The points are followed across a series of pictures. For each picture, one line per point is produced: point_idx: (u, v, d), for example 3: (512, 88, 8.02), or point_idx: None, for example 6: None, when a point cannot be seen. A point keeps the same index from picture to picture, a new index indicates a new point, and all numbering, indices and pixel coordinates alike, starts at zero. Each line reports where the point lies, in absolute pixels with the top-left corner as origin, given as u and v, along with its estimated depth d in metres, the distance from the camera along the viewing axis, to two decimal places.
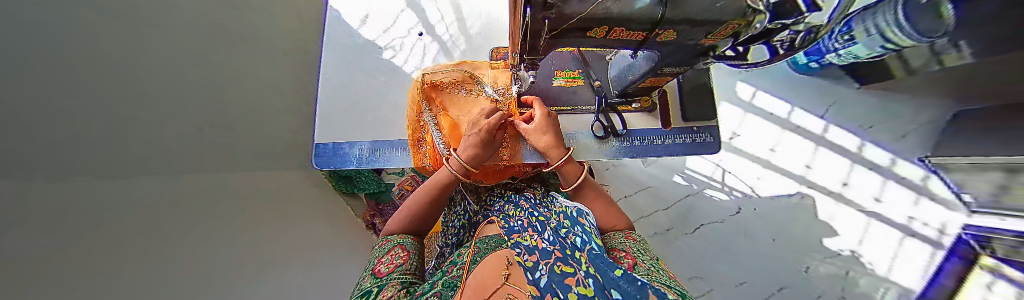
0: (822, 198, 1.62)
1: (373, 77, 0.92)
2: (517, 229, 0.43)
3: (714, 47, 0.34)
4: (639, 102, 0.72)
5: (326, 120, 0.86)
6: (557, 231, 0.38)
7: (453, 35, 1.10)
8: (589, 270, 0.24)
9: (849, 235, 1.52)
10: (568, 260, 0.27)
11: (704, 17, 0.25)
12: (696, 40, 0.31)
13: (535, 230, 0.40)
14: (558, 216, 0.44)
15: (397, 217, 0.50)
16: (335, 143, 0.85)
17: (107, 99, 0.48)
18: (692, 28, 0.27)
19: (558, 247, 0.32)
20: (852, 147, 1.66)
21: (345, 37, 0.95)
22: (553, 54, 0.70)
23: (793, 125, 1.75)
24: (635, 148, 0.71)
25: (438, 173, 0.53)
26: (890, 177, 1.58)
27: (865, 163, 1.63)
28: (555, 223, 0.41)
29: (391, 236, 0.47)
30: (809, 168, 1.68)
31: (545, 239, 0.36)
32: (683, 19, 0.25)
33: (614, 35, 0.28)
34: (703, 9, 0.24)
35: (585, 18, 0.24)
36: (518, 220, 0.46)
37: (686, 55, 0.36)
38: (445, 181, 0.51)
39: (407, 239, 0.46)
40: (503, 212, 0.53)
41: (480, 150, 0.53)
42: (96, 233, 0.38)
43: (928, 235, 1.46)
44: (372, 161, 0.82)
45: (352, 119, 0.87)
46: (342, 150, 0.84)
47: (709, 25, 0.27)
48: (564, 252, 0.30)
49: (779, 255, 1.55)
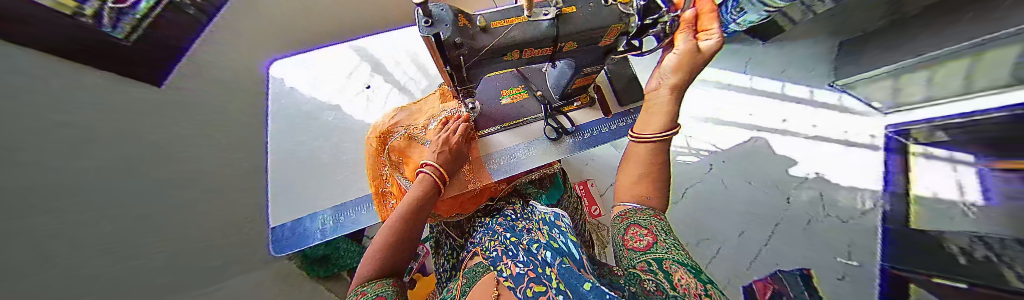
0: (772, 138, 1.79)
1: (325, 137, 0.92)
2: (496, 259, 0.41)
3: (612, 48, 0.56)
4: (579, 100, 0.79)
5: (278, 194, 0.82)
6: (528, 250, 0.40)
7: (411, 79, 1.13)
8: (555, 282, 0.28)
9: (806, 163, 1.62)
10: (540, 279, 0.30)
11: (580, 31, 0.45)
12: (588, 43, 0.50)
13: (510, 255, 0.41)
14: (537, 234, 0.45)
15: (362, 271, 0.39)
16: (295, 221, 0.80)
17: None
18: (576, 38, 0.47)
19: (530, 268, 0.34)
20: (775, 88, 1.87)
21: (294, 103, 0.97)
22: (496, 78, 0.80)
23: (725, 85, 2.09)
24: (587, 141, 0.75)
25: (412, 190, 0.51)
26: (815, 104, 1.70)
27: (791, 101, 1.89)
28: (526, 242, 0.43)
29: (369, 283, 0.37)
30: (751, 116, 1.93)
31: (518, 263, 0.37)
32: (567, 35, 0.45)
33: (526, 53, 0.49)
34: (576, 29, 0.44)
35: (494, 44, 0.44)
36: (499, 248, 0.44)
37: (596, 59, 0.58)
38: (419, 194, 0.50)
39: (386, 287, 0.36)
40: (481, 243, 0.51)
41: (452, 165, 0.58)
42: None
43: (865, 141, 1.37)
44: (337, 227, 0.77)
45: (303, 185, 0.84)
46: (304, 226, 0.79)
47: (586, 33, 0.46)
48: (536, 270, 0.33)
49: (759, 200, 1.67)
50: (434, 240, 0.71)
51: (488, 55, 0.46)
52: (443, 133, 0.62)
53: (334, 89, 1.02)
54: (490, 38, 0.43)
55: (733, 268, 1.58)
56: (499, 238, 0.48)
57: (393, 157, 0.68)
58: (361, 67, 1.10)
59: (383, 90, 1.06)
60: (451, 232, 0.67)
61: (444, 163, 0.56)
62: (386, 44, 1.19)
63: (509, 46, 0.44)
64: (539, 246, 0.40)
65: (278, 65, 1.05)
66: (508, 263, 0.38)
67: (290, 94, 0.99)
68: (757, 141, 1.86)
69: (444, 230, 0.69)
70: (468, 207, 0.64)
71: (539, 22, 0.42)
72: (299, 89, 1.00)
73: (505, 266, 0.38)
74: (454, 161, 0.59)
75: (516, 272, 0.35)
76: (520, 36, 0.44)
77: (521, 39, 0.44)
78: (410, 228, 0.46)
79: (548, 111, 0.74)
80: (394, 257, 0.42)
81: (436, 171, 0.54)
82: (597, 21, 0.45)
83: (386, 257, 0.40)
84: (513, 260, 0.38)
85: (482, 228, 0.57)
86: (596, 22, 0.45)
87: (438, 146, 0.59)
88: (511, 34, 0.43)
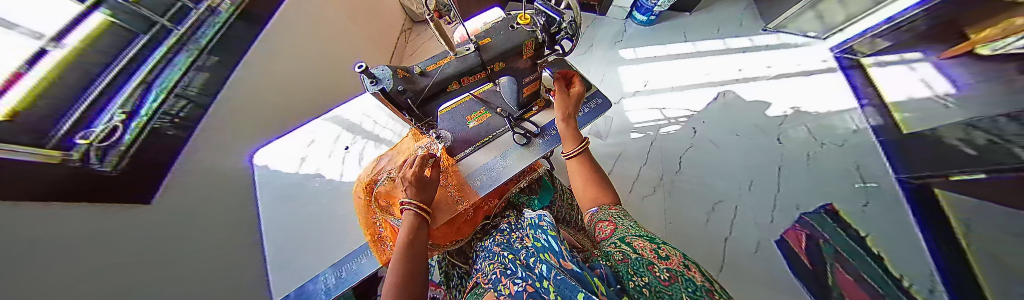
0: (736, 87, 1.95)
1: (318, 206, 0.93)
2: (490, 275, 0.42)
3: (539, 57, 0.77)
4: (536, 106, 0.91)
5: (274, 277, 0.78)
6: (517, 262, 0.38)
7: (388, 131, 1.20)
8: (540, 283, 0.27)
9: (779, 101, 1.80)
10: (526, 277, 0.29)
11: (494, 56, 0.67)
12: (510, 61, 0.71)
13: (503, 267, 0.40)
14: (529, 249, 0.40)
15: None
16: (298, 288, 0.76)
17: None
18: (495, 62, 0.69)
19: (516, 274, 0.32)
20: (722, 46, 2.16)
21: (284, 184, 1.01)
22: (459, 108, 0.89)
23: (673, 55, 2.22)
24: (555, 136, 0.80)
25: (403, 227, 0.52)
26: (769, 46, 2.06)
27: (738, 50, 2.11)
28: (516, 257, 0.41)
29: None
30: (710, 74, 2.06)
31: (507, 273, 0.35)
32: (489, 61, 0.68)
33: (467, 81, 0.71)
34: (493, 54, 0.67)
35: (438, 81, 0.65)
36: (495, 271, 0.41)
37: (531, 69, 0.79)
38: (410, 228, 0.52)
39: None
40: (484, 266, 0.51)
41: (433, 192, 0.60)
42: None
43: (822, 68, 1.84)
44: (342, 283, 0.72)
45: (299, 261, 0.81)
46: (307, 291, 0.74)
47: (500, 57, 0.68)
48: (524, 272, 0.32)
49: (748, 145, 1.71)
50: (442, 276, 0.71)
51: (436, 89, 0.67)
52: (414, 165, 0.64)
53: (320, 160, 1.08)
54: (434, 77, 0.64)
55: (757, 222, 1.45)
56: (499, 258, 0.47)
57: (382, 202, 0.70)
58: (341, 135, 1.17)
59: (363, 149, 1.11)
60: (456, 261, 0.68)
61: (424, 192, 0.58)
62: (358, 108, 1.27)
63: (448, 79, 0.66)
64: (533, 260, 0.34)
65: (259, 155, 1.09)
66: (499, 285, 0.31)
67: (278, 176, 1.03)
68: (726, 93, 1.95)
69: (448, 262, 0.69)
70: (466, 233, 0.66)
71: (465, 56, 0.65)
72: (285, 170, 1.05)
73: (497, 289, 0.31)
74: (432, 189, 0.61)
75: (503, 281, 0.33)
76: (456, 70, 0.66)
77: (457, 73, 0.66)
78: (412, 264, 0.45)
79: (512, 122, 0.83)
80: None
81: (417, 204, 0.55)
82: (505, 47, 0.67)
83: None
84: (503, 283, 0.31)
85: (483, 251, 0.58)
86: (505, 47, 0.67)
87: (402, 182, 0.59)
88: (448, 70, 0.65)
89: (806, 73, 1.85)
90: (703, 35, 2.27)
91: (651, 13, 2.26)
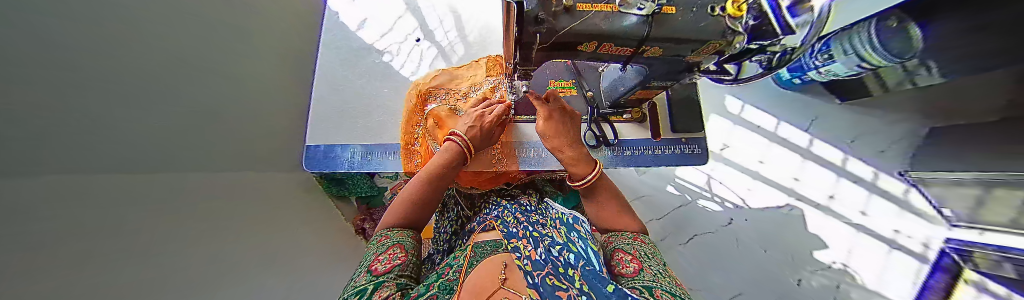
0: (812, 211, 1.59)
1: (368, 78, 0.94)
2: (515, 236, 0.42)
3: (699, 64, 0.47)
4: (630, 112, 0.82)
5: (313, 124, 0.86)
6: (548, 249, 0.37)
7: (450, 43, 1.10)
8: (582, 290, 0.24)
9: (838, 246, 1.43)
10: (561, 277, 0.27)
11: (692, 33, 0.36)
12: (685, 55, 0.42)
13: (529, 243, 0.39)
14: (567, 247, 0.38)
15: (393, 214, 0.48)
16: (325, 146, 0.84)
17: (72, 81, 0.49)
18: (675, 45, 0.38)
19: (551, 265, 0.31)
20: (835, 160, 1.68)
21: (340, 39, 0.99)
22: (548, 66, 0.80)
23: (780, 138, 1.83)
24: (624, 158, 0.79)
25: (441, 153, 0.56)
26: (875, 192, 1.52)
27: (850, 176, 1.61)
28: (550, 242, 0.40)
29: (391, 231, 0.46)
30: (797, 181, 1.70)
31: (538, 253, 0.34)
32: (666, 36, 0.36)
33: (605, 49, 0.40)
34: (691, 26, 0.35)
35: (569, 31, 0.36)
36: (516, 227, 0.46)
37: (675, 71, 0.49)
38: (447, 159, 0.55)
39: (405, 237, 0.45)
40: (500, 217, 0.53)
41: (482, 138, 0.61)
42: (30, 225, 0.36)
43: (912, 248, 1.27)
44: (361, 165, 0.81)
45: (337, 123, 0.87)
46: (332, 154, 0.83)
47: (693, 43, 0.38)
48: (558, 270, 0.29)
49: (771, 268, 1.48)
50: (441, 206, 0.74)
51: (560, 41, 0.38)
52: (481, 109, 0.65)
53: (373, 32, 1.03)
54: (573, 19, 0.34)
55: None
56: (521, 224, 0.47)
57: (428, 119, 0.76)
58: (405, 20, 1.09)
59: (424, 47, 1.05)
60: (460, 201, 0.71)
61: (473, 135, 0.59)
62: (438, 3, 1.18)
63: (585, 37, 0.37)
64: (560, 247, 0.38)
65: None
66: (528, 244, 0.37)
67: (340, 27, 1.00)
68: (794, 209, 1.63)
69: (454, 198, 0.72)
70: (486, 187, 0.69)
71: (629, 16, 0.33)
72: (346, 23, 1.01)
73: (524, 245, 0.38)
74: (483, 137, 0.62)
75: (535, 259, 0.32)
76: (614, 27, 0.34)
77: (613, 34, 0.35)
78: (430, 195, 0.51)
79: (592, 116, 0.77)
80: (414, 216, 0.49)
81: (464, 142, 0.57)
82: (720, 28, 0.35)
83: (411, 213, 0.49)
84: (532, 248, 0.36)
85: (498, 207, 0.58)
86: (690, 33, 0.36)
87: (471, 120, 0.62)
88: (600, 22, 0.34)
89: (889, 242, 1.34)
90: (830, 135, 1.76)
91: (801, 76, 1.72)
